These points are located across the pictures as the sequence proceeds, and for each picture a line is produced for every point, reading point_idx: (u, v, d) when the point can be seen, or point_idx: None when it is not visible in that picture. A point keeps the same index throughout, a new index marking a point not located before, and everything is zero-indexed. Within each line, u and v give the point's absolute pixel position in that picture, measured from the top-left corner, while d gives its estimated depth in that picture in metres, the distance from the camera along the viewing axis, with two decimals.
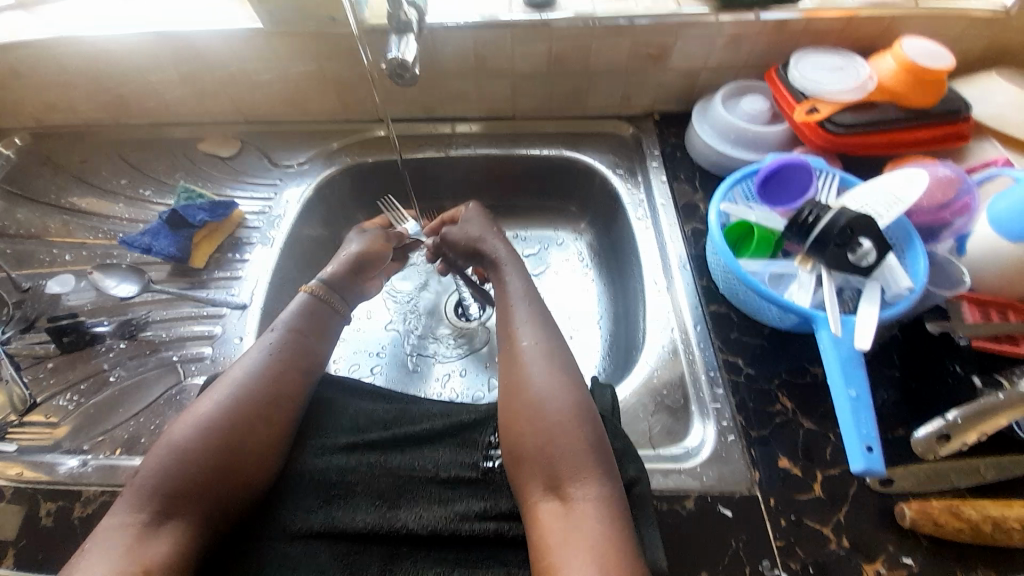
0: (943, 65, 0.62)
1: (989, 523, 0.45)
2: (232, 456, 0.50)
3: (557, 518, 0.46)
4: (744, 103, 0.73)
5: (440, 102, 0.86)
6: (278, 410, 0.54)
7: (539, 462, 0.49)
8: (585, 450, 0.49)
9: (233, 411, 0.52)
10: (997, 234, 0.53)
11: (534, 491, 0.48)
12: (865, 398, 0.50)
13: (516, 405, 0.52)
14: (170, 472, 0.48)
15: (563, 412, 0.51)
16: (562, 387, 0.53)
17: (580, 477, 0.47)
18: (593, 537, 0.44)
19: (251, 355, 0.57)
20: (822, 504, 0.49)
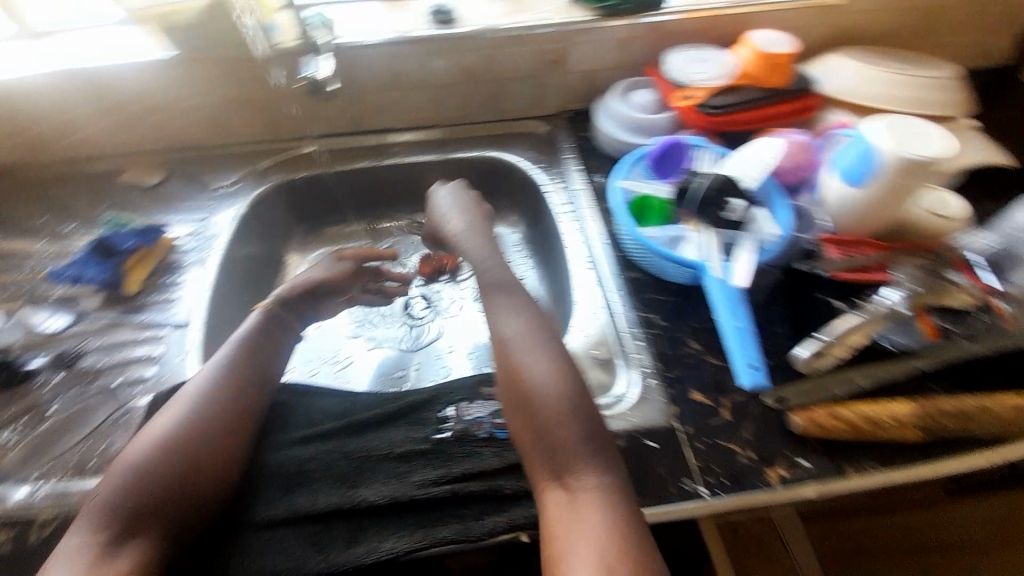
0: (785, 53, 0.76)
1: (865, 421, 0.51)
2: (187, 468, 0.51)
3: (563, 511, 0.47)
4: (634, 96, 0.83)
5: (367, 116, 0.91)
6: (233, 420, 0.56)
7: (543, 450, 0.51)
8: (581, 436, 0.51)
9: (187, 427, 0.53)
10: (844, 183, 0.62)
11: (542, 482, 0.50)
12: (745, 326, 0.60)
13: (515, 395, 0.54)
14: (125, 492, 0.49)
15: (559, 405, 0.52)
16: (556, 375, 0.54)
17: (579, 470, 0.49)
18: (599, 527, 0.45)
19: (203, 373, 0.59)
20: (731, 425, 0.55)
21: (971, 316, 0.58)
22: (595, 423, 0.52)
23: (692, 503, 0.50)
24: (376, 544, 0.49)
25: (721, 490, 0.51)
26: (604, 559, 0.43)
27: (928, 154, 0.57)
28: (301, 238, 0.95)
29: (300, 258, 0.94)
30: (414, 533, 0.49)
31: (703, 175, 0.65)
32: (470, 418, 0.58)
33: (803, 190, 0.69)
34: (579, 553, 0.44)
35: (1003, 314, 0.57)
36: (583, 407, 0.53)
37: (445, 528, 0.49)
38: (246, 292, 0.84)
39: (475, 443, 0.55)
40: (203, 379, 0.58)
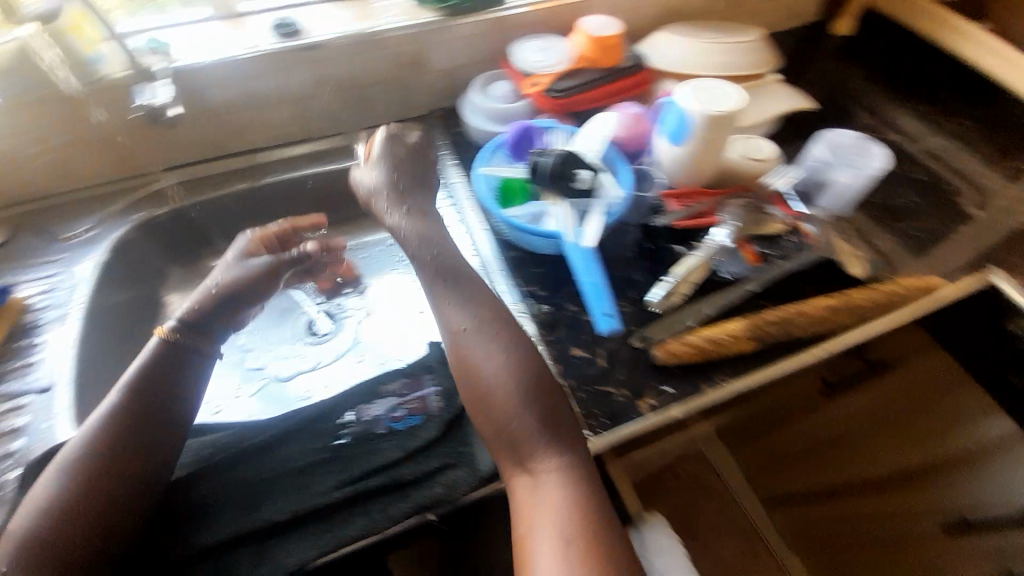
0: (611, 34, 0.84)
1: (708, 342, 0.59)
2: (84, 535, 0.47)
3: (529, 495, 0.49)
4: (494, 87, 0.88)
5: (230, 137, 0.89)
6: (132, 472, 0.51)
7: (502, 441, 0.51)
8: (535, 423, 0.51)
9: (76, 493, 0.48)
10: (671, 143, 0.71)
11: (508, 469, 0.51)
12: (600, 281, 0.66)
13: (474, 390, 0.53)
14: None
15: (513, 393, 0.52)
16: (503, 368, 0.53)
17: (541, 454, 0.50)
18: (561, 504, 0.48)
19: (88, 425, 0.52)
20: (606, 371, 0.60)
21: (783, 239, 0.69)
22: (555, 408, 0.52)
23: None
24: (283, 557, 0.49)
25: (602, 429, 0.56)
26: (567, 536, 0.46)
27: (725, 109, 0.66)
28: (178, 276, 0.90)
29: (181, 298, 0.89)
30: (323, 537, 0.50)
31: (549, 153, 0.71)
32: (369, 418, 0.59)
33: (643, 154, 0.79)
34: (544, 538, 0.46)
35: (807, 235, 0.69)
36: (539, 392, 0.53)
37: (350, 526, 0.50)
38: (123, 340, 0.79)
39: (375, 440, 0.56)
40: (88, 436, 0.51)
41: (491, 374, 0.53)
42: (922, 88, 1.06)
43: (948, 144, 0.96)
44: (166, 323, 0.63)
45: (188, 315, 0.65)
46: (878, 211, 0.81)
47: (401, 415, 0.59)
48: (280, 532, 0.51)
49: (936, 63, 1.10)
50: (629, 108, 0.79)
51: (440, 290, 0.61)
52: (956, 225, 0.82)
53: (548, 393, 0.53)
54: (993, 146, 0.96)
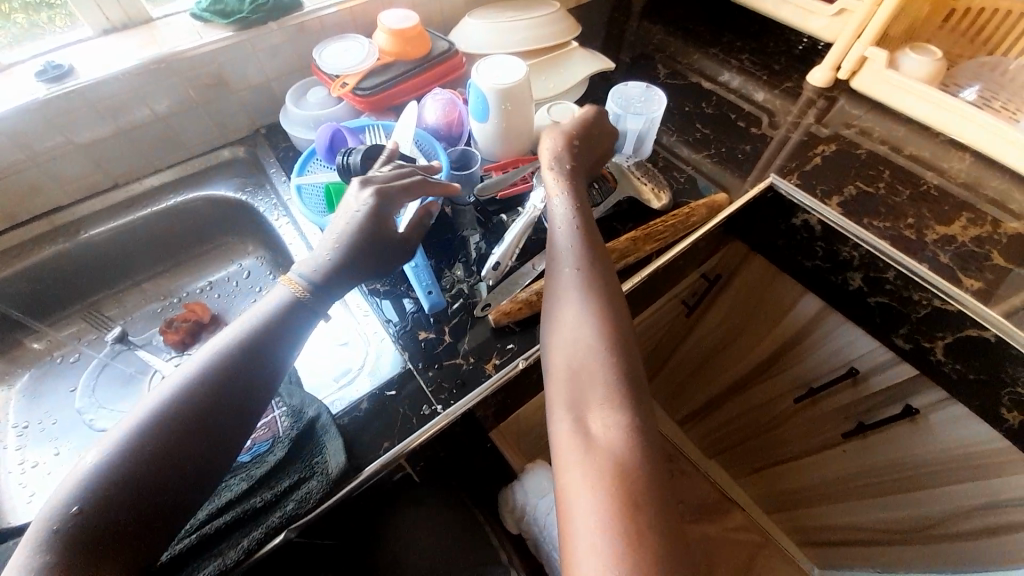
0: (412, 25, 0.84)
1: (535, 294, 0.64)
2: (150, 489, 0.43)
3: (574, 457, 0.46)
4: (308, 96, 0.85)
5: (21, 199, 0.79)
6: (218, 434, 0.47)
7: (574, 387, 0.51)
8: (603, 377, 0.50)
9: (158, 447, 0.44)
10: (479, 120, 0.75)
11: (558, 420, 0.50)
12: (422, 262, 0.68)
13: (561, 342, 0.54)
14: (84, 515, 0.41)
15: (592, 349, 0.51)
16: (587, 329, 0.53)
17: (601, 407, 0.48)
18: (605, 465, 0.45)
19: (192, 366, 0.49)
20: (452, 345, 0.64)
21: (595, 188, 0.75)
22: (630, 371, 0.51)
23: (433, 421, 0.58)
24: None
25: (452, 398, 0.60)
26: (609, 501, 0.42)
27: (514, 82, 0.71)
28: None
29: (5, 389, 0.79)
30: (207, 565, 0.49)
31: (354, 150, 0.69)
32: None
33: (460, 135, 0.82)
34: (584, 488, 0.44)
35: (614, 181, 0.77)
36: (614, 344, 0.52)
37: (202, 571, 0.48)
38: None
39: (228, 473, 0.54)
40: (182, 389, 0.47)
41: (582, 326, 0.53)
42: (710, 30, 1.18)
43: (736, 75, 1.09)
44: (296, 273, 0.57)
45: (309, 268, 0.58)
46: (682, 146, 0.91)
47: (247, 445, 0.56)
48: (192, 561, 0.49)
49: (719, 7, 1.25)
50: (440, 94, 0.81)
51: (561, 240, 0.61)
52: (749, 144, 0.94)
53: (629, 350, 0.52)
54: (770, 71, 1.10)
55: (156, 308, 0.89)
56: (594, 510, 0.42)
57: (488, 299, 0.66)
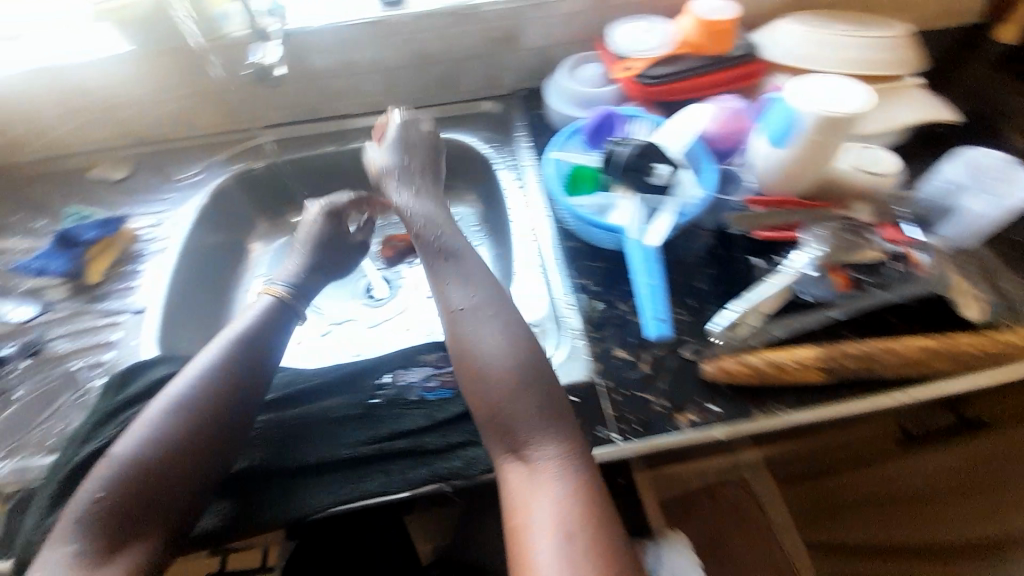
0: (725, 18, 0.77)
1: (769, 366, 0.55)
2: (152, 481, 0.49)
3: (525, 487, 0.49)
4: (583, 70, 0.84)
5: (323, 100, 0.93)
6: (208, 430, 0.53)
7: (497, 424, 0.52)
8: (538, 405, 0.52)
9: (154, 446, 0.51)
10: (771, 146, 0.65)
11: (500, 457, 0.52)
12: (658, 284, 0.62)
13: (470, 377, 0.55)
14: (107, 499, 0.48)
15: (512, 374, 0.53)
16: (514, 356, 0.54)
17: (535, 440, 0.51)
18: (556, 494, 0.48)
19: (182, 381, 0.55)
20: (647, 377, 0.58)
21: (886, 267, 0.61)
22: (557, 393, 0.54)
23: (605, 448, 0.54)
24: (308, 499, 0.53)
25: (632, 435, 0.54)
26: (563, 521, 0.46)
27: (846, 112, 0.60)
28: (262, 228, 0.97)
29: (263, 246, 0.96)
30: (343, 487, 0.53)
31: (625, 145, 0.66)
32: (401, 384, 0.62)
33: (735, 154, 0.71)
34: (543, 519, 0.47)
35: (918, 265, 0.61)
36: (538, 378, 0.54)
37: (371, 481, 0.53)
38: (210, 278, 0.86)
39: (407, 406, 0.59)
40: (189, 387, 0.55)
41: (495, 359, 0.54)
42: None
43: None
44: (275, 285, 0.69)
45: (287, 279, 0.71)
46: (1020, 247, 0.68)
47: (434, 385, 0.61)
48: (262, 497, 0.54)
49: None
50: (729, 102, 0.73)
51: (440, 266, 0.63)
52: None
53: (552, 376, 0.55)
54: None
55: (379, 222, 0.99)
56: (550, 523, 0.46)
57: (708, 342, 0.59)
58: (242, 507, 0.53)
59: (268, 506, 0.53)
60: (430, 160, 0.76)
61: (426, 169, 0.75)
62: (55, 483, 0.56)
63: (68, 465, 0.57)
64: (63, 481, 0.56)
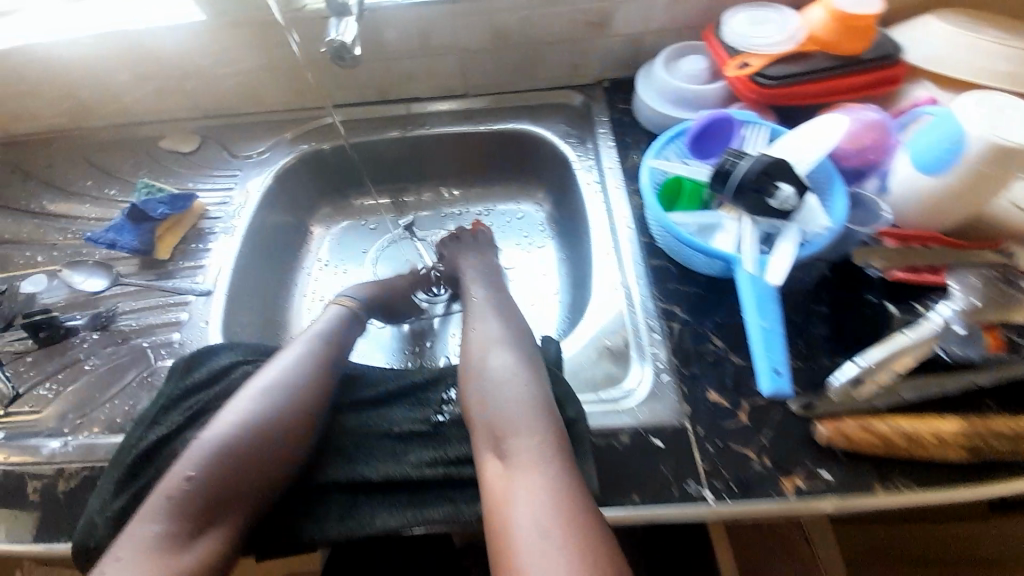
0: (868, 13, 0.66)
1: (903, 436, 0.47)
2: (228, 471, 0.51)
3: (503, 479, 0.49)
4: (683, 63, 0.75)
5: (395, 82, 0.88)
6: (279, 425, 0.54)
7: (482, 423, 0.54)
8: (524, 404, 0.54)
9: (233, 435, 0.53)
10: (918, 172, 0.57)
11: (483, 454, 0.52)
12: (780, 330, 0.53)
13: (463, 381, 0.58)
14: (195, 479, 0.50)
15: (502, 375, 0.57)
16: (516, 369, 0.58)
17: (514, 434, 0.52)
18: (535, 485, 0.48)
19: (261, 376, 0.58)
20: (747, 430, 0.51)
21: None
22: (546, 393, 0.55)
23: (698, 507, 0.48)
24: (370, 519, 0.50)
25: (729, 496, 0.48)
26: (540, 509, 0.46)
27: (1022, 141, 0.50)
28: (325, 210, 0.95)
29: (324, 229, 0.94)
30: (405, 512, 0.50)
31: (747, 156, 0.56)
32: None
33: (870, 175, 0.62)
34: (520, 509, 0.47)
35: None
36: (522, 377, 0.57)
37: (434, 509, 0.50)
38: (271, 261, 0.84)
39: None
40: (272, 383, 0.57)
41: (485, 364, 0.59)
42: None
43: None
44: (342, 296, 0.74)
45: (353, 289, 0.76)
46: None
47: None
48: (314, 510, 0.52)
49: None
50: (868, 111, 0.62)
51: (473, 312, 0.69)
52: None
53: (541, 379, 0.57)
54: None
55: (443, 214, 0.96)
56: (530, 514, 0.46)
57: (818, 396, 0.52)
58: (295, 519, 0.51)
59: (319, 522, 0.51)
60: (486, 238, 0.84)
61: (489, 250, 0.83)
62: (120, 468, 0.54)
63: (132, 451, 0.55)
64: (126, 471, 0.54)
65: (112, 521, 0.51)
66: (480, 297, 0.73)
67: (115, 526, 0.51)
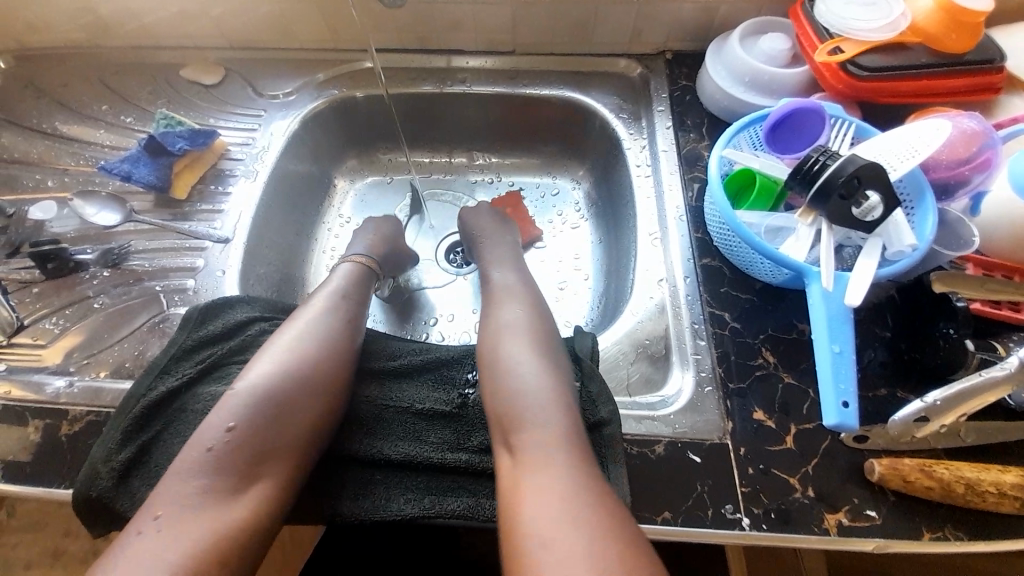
0: (981, 9, 0.58)
1: (961, 484, 0.46)
2: (287, 428, 0.49)
3: (511, 473, 0.46)
4: (763, 41, 0.67)
5: (436, 30, 0.79)
6: (326, 388, 0.52)
7: (495, 416, 0.50)
8: (540, 398, 0.50)
9: (272, 390, 0.50)
10: (1016, 195, 0.51)
11: (497, 449, 0.49)
12: (852, 354, 0.49)
13: (478, 368, 0.54)
14: (239, 431, 0.47)
15: (519, 367, 0.53)
16: (537, 361, 0.53)
17: (521, 427, 0.48)
18: (548, 480, 0.44)
19: (291, 333, 0.55)
20: (792, 456, 0.50)
21: None
22: (566, 390, 0.51)
23: (731, 531, 0.47)
24: (386, 501, 0.48)
25: (766, 524, 0.47)
26: (550, 505, 0.42)
27: None
28: (350, 163, 0.89)
29: (347, 183, 0.89)
30: (423, 499, 0.48)
31: (838, 156, 0.50)
32: None
33: (959, 193, 0.56)
34: (529, 506, 0.43)
35: None
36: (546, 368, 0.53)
37: (454, 501, 0.48)
38: (291, 215, 0.79)
39: None
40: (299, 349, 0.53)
41: (500, 351, 0.55)
42: None
43: None
44: (356, 252, 0.69)
45: (372, 246, 0.71)
46: None
47: None
48: (333, 483, 0.50)
49: None
50: (970, 118, 0.55)
51: (496, 291, 0.65)
52: None
53: (564, 372, 0.53)
54: None
55: (472, 180, 0.90)
56: (539, 510, 0.42)
57: (866, 429, 0.50)
58: (324, 492, 0.49)
59: (334, 498, 0.49)
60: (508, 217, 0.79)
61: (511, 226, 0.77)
62: (127, 418, 0.51)
63: (141, 401, 0.52)
64: (134, 420, 0.51)
65: (116, 472, 0.49)
66: (506, 278, 0.67)
67: (118, 477, 0.49)
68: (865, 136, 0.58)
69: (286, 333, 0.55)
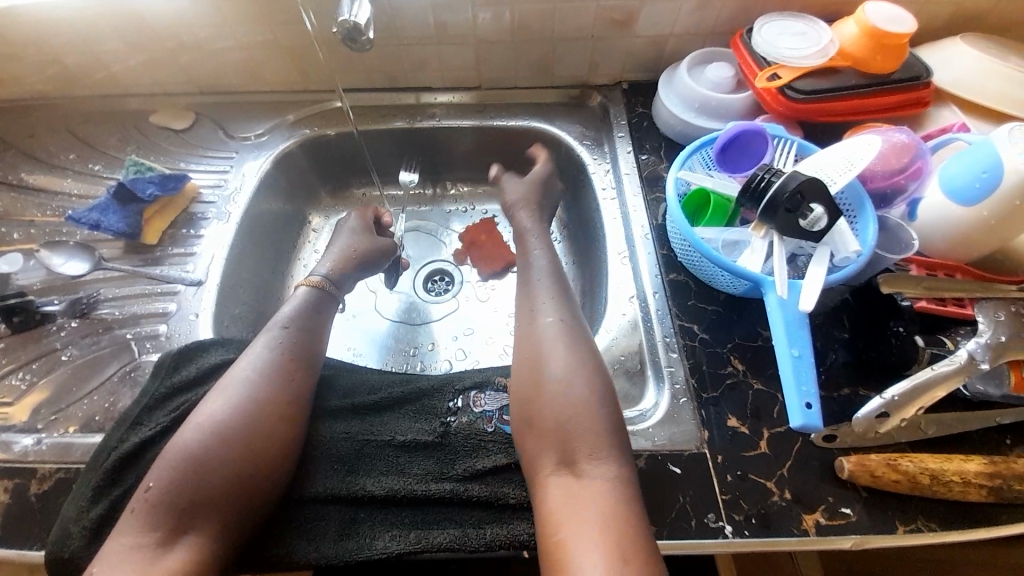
0: (903, 31, 0.64)
1: (925, 475, 0.48)
2: (256, 468, 0.48)
3: (572, 503, 0.46)
4: (708, 70, 0.72)
5: (404, 70, 0.82)
6: (278, 423, 0.51)
7: (556, 435, 0.49)
8: (607, 424, 0.49)
9: (221, 427, 0.49)
10: (949, 199, 0.55)
11: (548, 474, 0.48)
12: (810, 357, 0.52)
13: (537, 380, 0.52)
14: (154, 491, 0.46)
15: (586, 384, 0.51)
16: (600, 377, 0.52)
17: (595, 456, 0.48)
18: (612, 513, 0.44)
19: (240, 369, 0.54)
20: (767, 460, 0.51)
21: None
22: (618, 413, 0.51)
23: (715, 540, 0.47)
24: (370, 540, 0.48)
25: (747, 530, 0.48)
26: (613, 544, 0.42)
27: None
28: (325, 199, 0.90)
29: (322, 219, 0.90)
30: (408, 534, 0.48)
31: (782, 173, 0.54)
32: (478, 411, 0.56)
33: (898, 200, 0.60)
34: (592, 538, 0.43)
35: None
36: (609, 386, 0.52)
37: (441, 532, 0.48)
38: (265, 253, 0.80)
39: (483, 442, 0.53)
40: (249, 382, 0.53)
41: (566, 362, 0.53)
42: None
43: None
44: (313, 275, 0.67)
45: (332, 267, 0.69)
46: None
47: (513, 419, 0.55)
48: (305, 524, 0.49)
49: None
50: (899, 132, 0.60)
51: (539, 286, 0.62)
52: None
53: (610, 388, 0.52)
54: None
55: (448, 210, 0.92)
56: (599, 542, 0.42)
57: (834, 429, 0.52)
58: (286, 533, 0.48)
59: (315, 541, 0.48)
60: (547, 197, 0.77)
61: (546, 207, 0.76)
62: (99, 472, 0.50)
63: (113, 454, 0.51)
64: (106, 473, 0.50)
65: (89, 529, 0.47)
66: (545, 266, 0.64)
67: (90, 536, 0.47)
68: (807, 152, 0.63)
69: (236, 370, 0.54)
